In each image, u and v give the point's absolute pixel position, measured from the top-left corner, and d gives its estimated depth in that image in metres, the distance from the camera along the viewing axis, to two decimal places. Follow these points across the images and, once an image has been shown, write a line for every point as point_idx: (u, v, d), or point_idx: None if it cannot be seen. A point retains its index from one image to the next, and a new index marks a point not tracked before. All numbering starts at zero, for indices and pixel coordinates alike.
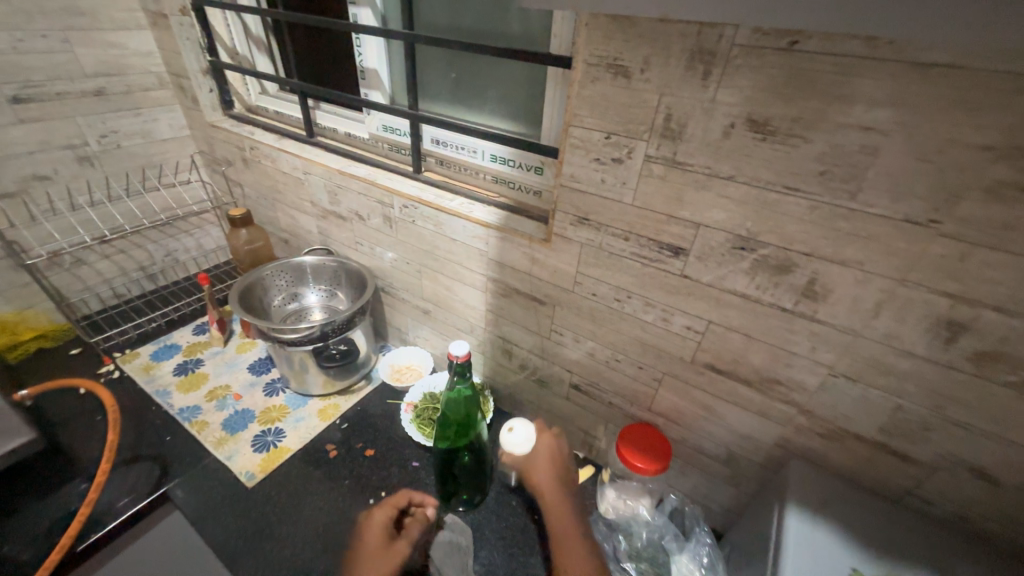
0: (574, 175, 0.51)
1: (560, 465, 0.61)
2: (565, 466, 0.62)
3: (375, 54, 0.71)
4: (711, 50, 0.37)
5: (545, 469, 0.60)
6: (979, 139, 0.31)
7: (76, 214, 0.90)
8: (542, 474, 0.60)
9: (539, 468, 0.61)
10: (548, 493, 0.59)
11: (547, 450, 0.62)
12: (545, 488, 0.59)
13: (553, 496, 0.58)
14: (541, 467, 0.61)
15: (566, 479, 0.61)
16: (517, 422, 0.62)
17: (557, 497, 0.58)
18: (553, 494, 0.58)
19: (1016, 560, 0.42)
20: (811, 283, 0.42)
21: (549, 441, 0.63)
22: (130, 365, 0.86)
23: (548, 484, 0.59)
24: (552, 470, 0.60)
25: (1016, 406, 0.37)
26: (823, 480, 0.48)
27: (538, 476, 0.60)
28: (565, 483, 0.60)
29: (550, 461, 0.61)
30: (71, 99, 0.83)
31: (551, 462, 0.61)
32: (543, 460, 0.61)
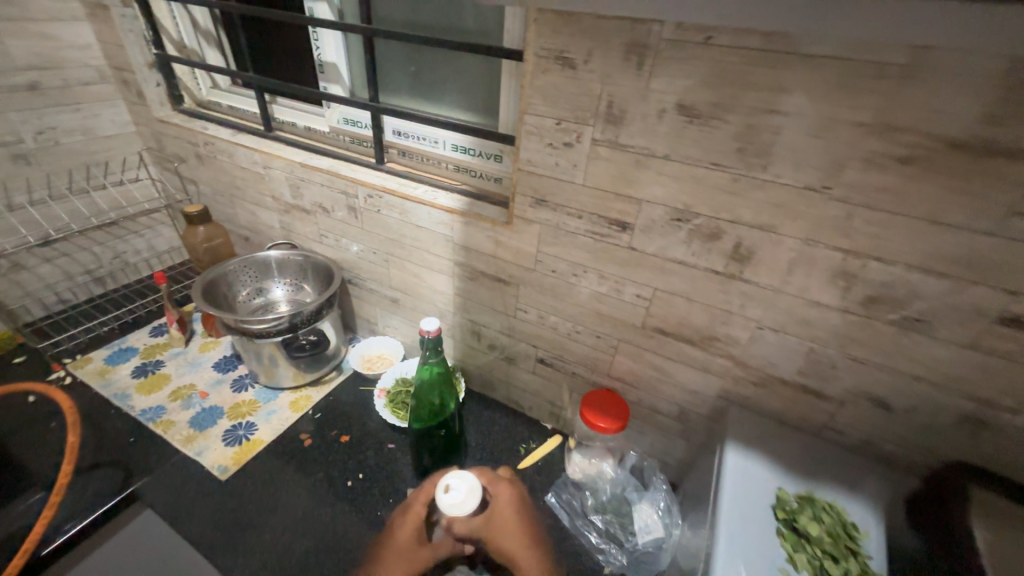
0: (530, 159, 0.55)
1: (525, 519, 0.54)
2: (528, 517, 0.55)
3: (333, 48, 0.73)
4: (644, 44, 0.42)
5: (512, 527, 0.52)
6: (857, 117, 0.38)
7: (11, 216, 0.85)
8: (510, 532, 0.52)
9: (508, 524, 0.52)
10: (518, 553, 0.51)
11: (508, 499, 0.54)
12: (518, 549, 0.51)
13: (527, 556, 0.51)
14: (509, 523, 0.52)
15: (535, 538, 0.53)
16: (454, 478, 0.49)
17: (530, 556, 0.51)
18: (529, 562, 0.50)
19: (909, 473, 0.51)
20: (737, 248, 0.48)
21: (509, 496, 0.54)
22: (83, 370, 0.83)
23: (514, 539, 0.51)
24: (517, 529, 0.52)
25: (899, 340, 0.45)
26: (757, 422, 0.55)
27: (502, 534, 0.51)
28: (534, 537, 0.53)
29: (513, 515, 0.53)
30: (1, 94, 0.78)
31: (513, 515, 0.53)
32: (508, 516, 0.52)
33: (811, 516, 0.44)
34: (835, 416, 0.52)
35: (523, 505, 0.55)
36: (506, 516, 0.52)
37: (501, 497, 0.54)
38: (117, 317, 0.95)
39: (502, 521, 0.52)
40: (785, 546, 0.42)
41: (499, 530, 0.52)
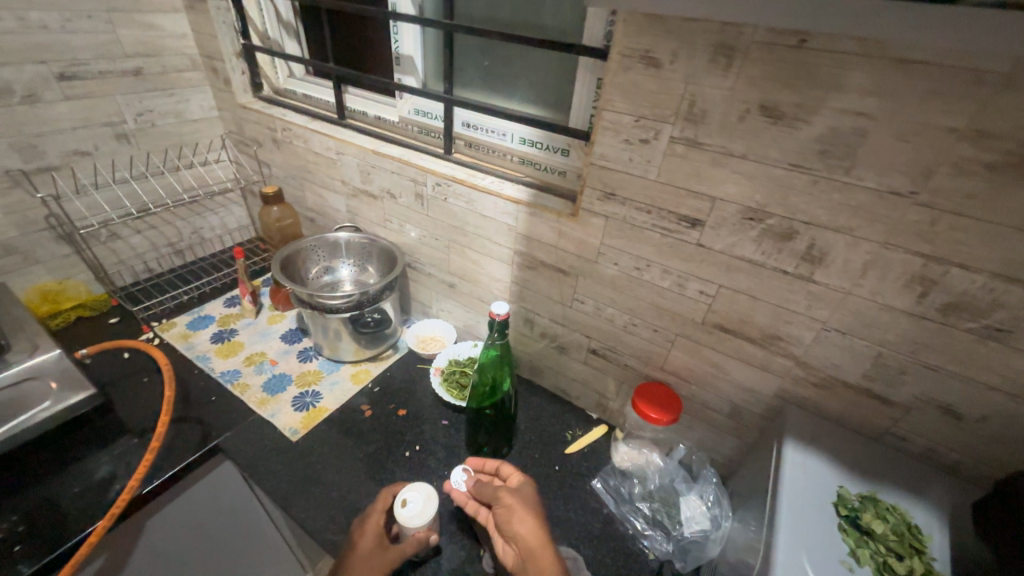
0: (604, 154, 0.57)
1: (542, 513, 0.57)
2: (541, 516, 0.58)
3: (411, 41, 0.77)
4: (732, 45, 0.43)
5: (531, 507, 0.56)
6: (949, 122, 0.38)
7: (111, 190, 0.93)
8: (529, 512, 0.55)
9: (526, 505, 0.56)
10: (533, 528, 0.53)
11: (528, 490, 0.58)
12: (533, 524, 0.53)
13: (544, 539, 0.52)
14: (527, 503, 0.56)
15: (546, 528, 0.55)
16: (410, 492, 0.60)
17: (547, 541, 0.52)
18: (542, 535, 0.52)
19: (974, 484, 0.50)
20: (810, 249, 0.49)
21: (529, 485, 0.60)
22: (168, 333, 0.91)
23: (533, 518, 0.54)
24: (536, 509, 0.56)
25: (975, 348, 0.45)
26: (814, 423, 0.56)
27: (522, 511, 0.54)
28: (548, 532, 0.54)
29: (532, 496, 0.58)
30: (111, 78, 0.86)
31: (533, 499, 0.57)
32: (528, 499, 0.57)
33: (874, 514, 0.45)
34: (898, 422, 0.52)
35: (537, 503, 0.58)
36: (528, 498, 0.57)
37: (523, 484, 0.59)
38: (196, 287, 1.03)
39: (524, 499, 0.56)
40: (848, 541, 0.43)
41: (517, 508, 0.55)
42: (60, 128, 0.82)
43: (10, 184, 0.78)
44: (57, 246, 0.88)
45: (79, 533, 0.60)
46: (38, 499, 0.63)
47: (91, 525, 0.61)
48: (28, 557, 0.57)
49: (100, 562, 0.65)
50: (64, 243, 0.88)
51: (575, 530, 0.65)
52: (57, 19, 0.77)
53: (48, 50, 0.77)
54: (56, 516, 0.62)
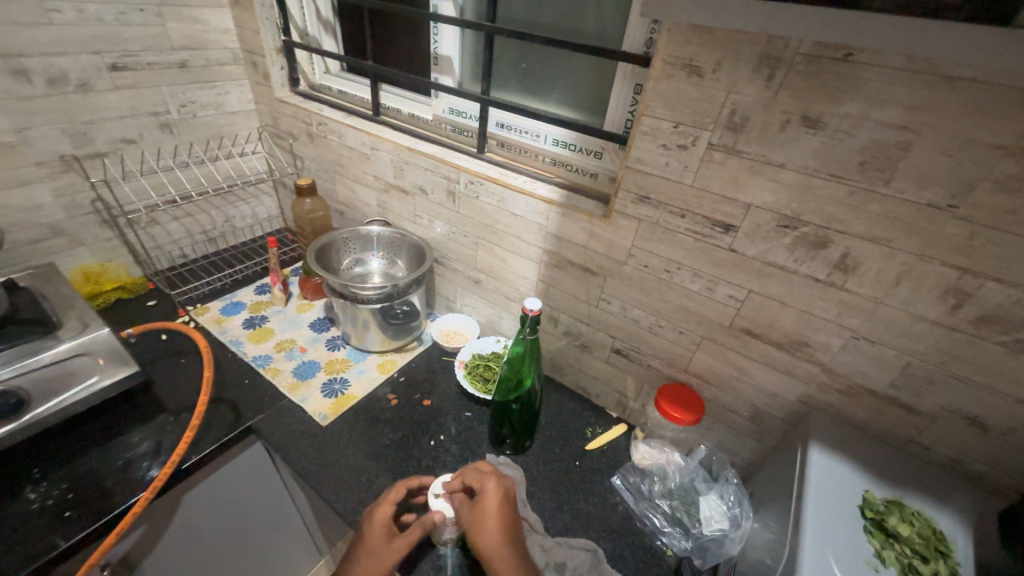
0: (641, 159, 0.58)
1: (507, 518, 0.55)
2: (515, 515, 0.56)
3: (450, 43, 0.79)
4: (778, 56, 0.45)
5: (490, 520, 0.54)
6: (993, 139, 0.39)
7: (152, 177, 0.96)
8: (485, 529, 0.54)
9: (484, 522, 0.54)
10: (491, 546, 0.52)
11: (489, 498, 0.56)
12: (490, 541, 0.53)
13: (500, 556, 0.51)
14: (486, 517, 0.55)
15: (515, 532, 0.54)
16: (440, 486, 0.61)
17: (503, 557, 0.51)
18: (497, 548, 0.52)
19: (997, 495, 0.51)
20: (843, 258, 0.50)
21: (491, 490, 0.57)
22: (203, 317, 0.94)
23: (489, 533, 0.53)
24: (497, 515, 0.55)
25: (1006, 361, 0.45)
26: (839, 429, 0.57)
27: (479, 530, 0.54)
28: (515, 538, 0.54)
29: (494, 506, 0.56)
30: (158, 70, 0.89)
31: (495, 508, 0.55)
32: (485, 513, 0.55)
33: (900, 518, 0.47)
34: (923, 431, 0.53)
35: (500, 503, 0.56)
36: (486, 511, 0.55)
37: (483, 492, 0.57)
38: (228, 274, 1.07)
39: (482, 514, 0.55)
40: (872, 542, 0.45)
41: (475, 527, 0.54)
42: (109, 116, 0.85)
43: (62, 168, 0.82)
44: (101, 230, 0.91)
45: (123, 504, 0.63)
46: (85, 469, 0.66)
47: (134, 496, 0.64)
48: (78, 522, 0.60)
49: (139, 532, 0.68)
50: (107, 227, 0.92)
51: (595, 524, 0.67)
52: (112, 11, 0.80)
53: (103, 41, 0.80)
54: (102, 486, 0.65)
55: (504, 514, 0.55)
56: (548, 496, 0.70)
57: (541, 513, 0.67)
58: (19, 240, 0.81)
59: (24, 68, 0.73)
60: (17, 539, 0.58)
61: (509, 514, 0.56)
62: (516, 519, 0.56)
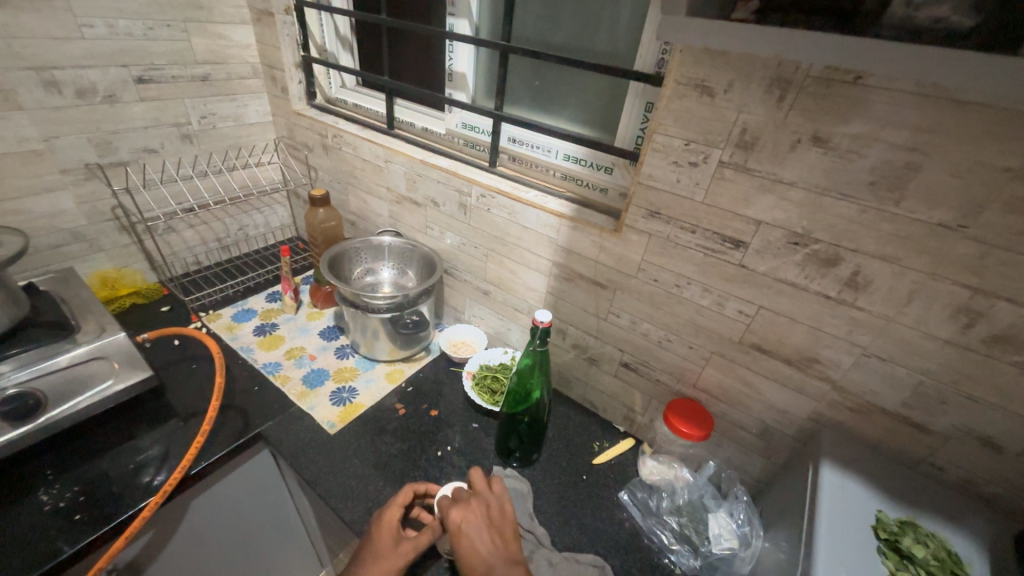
0: (652, 175, 0.59)
1: (477, 540, 0.53)
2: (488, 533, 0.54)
3: (465, 59, 0.82)
4: (788, 79, 0.46)
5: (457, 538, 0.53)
6: (1002, 162, 0.40)
7: (169, 186, 0.98)
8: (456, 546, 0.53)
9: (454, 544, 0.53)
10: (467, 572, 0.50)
11: (455, 515, 0.55)
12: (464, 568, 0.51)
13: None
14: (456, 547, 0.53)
15: (491, 549, 0.52)
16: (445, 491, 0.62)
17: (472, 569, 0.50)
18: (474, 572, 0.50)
19: (1011, 517, 0.50)
20: (854, 275, 0.50)
21: (450, 521, 0.55)
22: (215, 324, 0.96)
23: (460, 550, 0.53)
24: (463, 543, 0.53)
25: (1020, 382, 0.45)
26: (850, 447, 0.56)
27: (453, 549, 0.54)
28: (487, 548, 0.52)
29: (459, 534, 0.53)
30: (181, 82, 0.92)
31: (458, 535, 0.53)
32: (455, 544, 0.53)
33: (914, 539, 0.46)
34: (936, 451, 0.53)
35: (464, 529, 0.54)
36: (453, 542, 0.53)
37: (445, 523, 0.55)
38: (240, 282, 1.08)
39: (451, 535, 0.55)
40: (887, 564, 0.45)
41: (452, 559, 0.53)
42: (133, 126, 0.88)
43: (85, 175, 0.85)
44: (119, 236, 0.93)
45: (130, 508, 0.63)
46: (97, 472, 0.67)
47: (142, 501, 0.64)
48: (86, 527, 0.60)
49: (146, 537, 0.69)
50: (125, 233, 0.94)
51: (602, 539, 0.66)
52: (140, 27, 0.83)
53: (131, 55, 0.83)
54: (111, 490, 0.65)
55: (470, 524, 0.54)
56: (555, 510, 0.69)
57: (548, 527, 0.67)
58: (40, 245, 0.84)
59: (54, 80, 0.76)
60: (26, 542, 0.58)
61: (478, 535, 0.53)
62: (488, 527, 0.54)
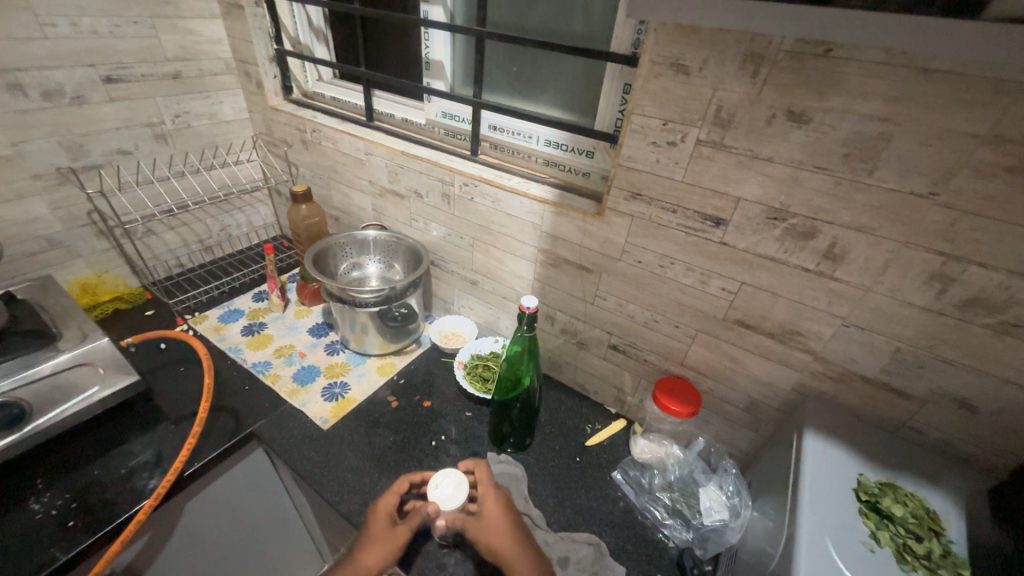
0: (632, 156, 0.60)
1: (512, 518, 0.58)
2: (515, 514, 0.60)
3: (441, 47, 0.81)
4: (761, 54, 0.46)
5: (497, 525, 0.57)
6: (970, 128, 0.40)
7: (146, 188, 0.96)
8: (494, 532, 0.56)
9: (492, 527, 0.57)
10: (503, 546, 0.55)
11: (496, 492, 0.60)
12: (501, 544, 0.56)
13: (513, 553, 0.55)
14: (494, 521, 0.57)
15: (522, 529, 0.58)
16: (443, 476, 0.59)
17: (515, 554, 0.55)
18: (512, 547, 0.55)
19: (986, 474, 0.52)
20: (831, 247, 0.51)
21: (491, 495, 0.60)
22: (201, 325, 0.95)
23: (498, 536, 0.56)
24: (502, 521, 0.57)
25: (992, 343, 0.47)
26: (831, 415, 0.58)
27: (486, 535, 0.56)
28: (523, 538, 0.57)
29: (496, 510, 0.58)
30: (152, 81, 0.90)
31: (497, 511, 0.58)
32: (492, 517, 0.58)
33: (894, 499, 0.48)
34: (915, 415, 0.54)
35: (507, 506, 0.60)
36: (491, 515, 0.58)
37: (483, 496, 0.59)
38: (225, 283, 1.07)
39: (487, 519, 0.57)
40: (868, 524, 0.46)
41: (484, 531, 0.57)
42: (105, 128, 0.86)
43: (59, 180, 0.83)
44: (97, 241, 0.92)
45: (125, 512, 0.63)
46: (89, 479, 0.66)
47: (137, 504, 0.64)
48: (80, 533, 0.60)
49: (143, 540, 0.69)
50: (103, 238, 0.92)
51: (597, 518, 0.68)
52: (106, 24, 0.80)
53: (98, 54, 0.81)
54: (104, 495, 0.65)
55: (507, 513, 0.59)
56: (550, 492, 0.70)
57: (544, 509, 0.68)
58: (16, 253, 0.82)
59: (19, 82, 0.73)
60: (21, 551, 0.58)
61: (511, 515, 0.59)
62: (519, 519, 0.59)
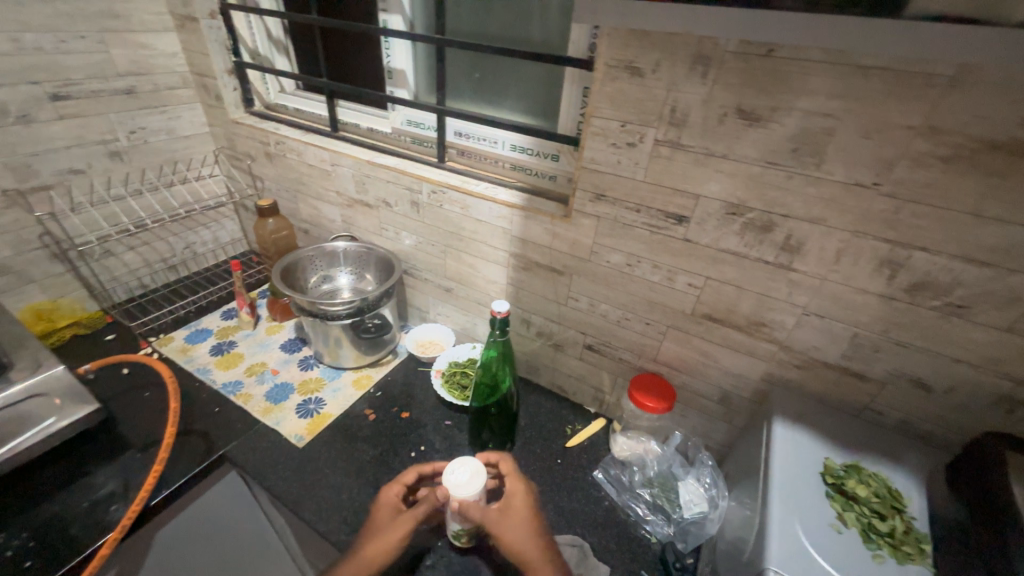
0: (594, 158, 0.60)
1: (536, 519, 0.57)
2: (539, 517, 0.58)
3: (403, 55, 0.81)
4: (710, 55, 0.47)
5: (521, 522, 0.55)
6: (905, 121, 0.42)
7: (101, 208, 0.93)
8: (518, 531, 0.55)
9: (514, 524, 0.55)
10: (524, 546, 0.53)
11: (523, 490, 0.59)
12: (523, 543, 0.54)
13: (534, 554, 0.53)
14: (517, 518, 0.56)
15: (545, 534, 0.56)
16: (457, 462, 0.56)
17: (537, 555, 0.53)
18: (534, 548, 0.53)
19: (944, 450, 0.55)
20: (788, 239, 0.53)
21: (518, 491, 0.59)
22: (167, 347, 0.92)
23: (519, 533, 0.54)
24: (526, 521, 0.56)
25: (941, 324, 0.49)
26: (797, 403, 0.60)
27: (509, 529, 0.55)
28: (546, 541, 0.55)
29: (522, 508, 0.57)
30: (104, 97, 0.87)
31: (522, 509, 0.57)
32: (516, 514, 0.56)
33: (858, 480, 0.49)
34: (876, 398, 0.56)
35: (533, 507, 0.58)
36: (517, 512, 0.57)
37: (511, 493, 0.59)
38: (190, 302, 1.03)
39: (512, 514, 0.56)
40: (835, 506, 0.47)
41: (506, 526, 0.55)
42: (54, 147, 0.83)
43: (5, 204, 0.79)
44: (51, 265, 0.88)
45: (88, 546, 0.60)
46: (48, 515, 0.63)
47: (100, 537, 0.61)
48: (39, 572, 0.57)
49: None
50: (58, 262, 0.88)
51: (580, 519, 0.68)
52: (51, 40, 0.78)
53: (42, 71, 0.78)
54: (65, 531, 0.62)
55: (532, 514, 0.57)
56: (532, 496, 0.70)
57: None
58: None
59: None
60: None
61: (535, 516, 0.57)
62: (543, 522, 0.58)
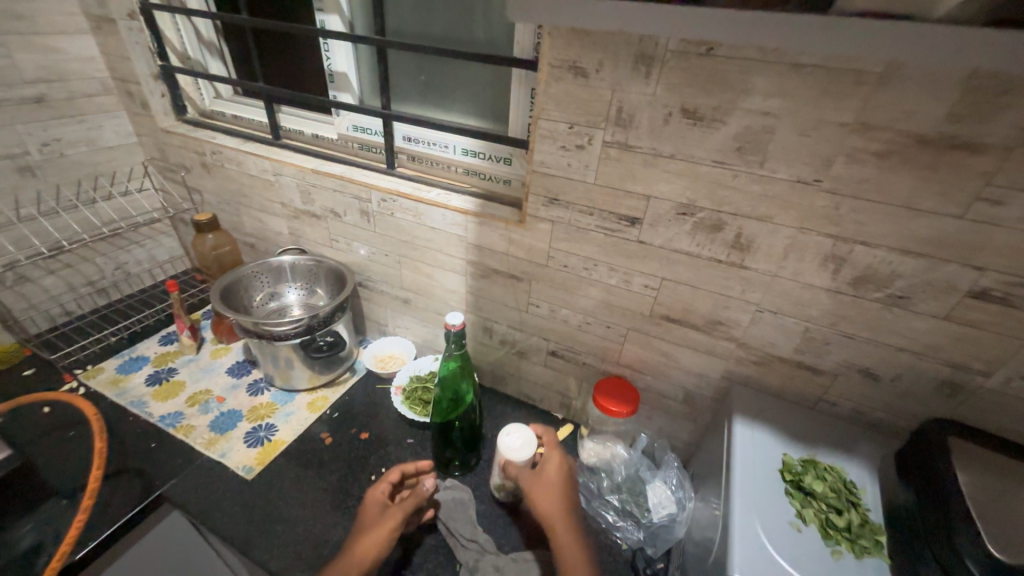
0: (544, 162, 0.59)
1: (569, 489, 0.56)
2: (573, 487, 0.57)
3: (344, 57, 0.77)
4: (651, 55, 0.47)
5: (552, 491, 0.55)
6: (839, 118, 0.43)
7: (11, 230, 0.84)
8: (546, 498, 0.54)
9: (544, 489, 0.55)
10: (552, 514, 0.53)
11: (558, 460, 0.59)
12: (551, 509, 0.53)
13: (561, 523, 0.52)
14: (549, 486, 0.56)
15: (577, 507, 0.55)
16: (513, 428, 0.63)
17: (563, 524, 0.52)
18: (562, 517, 0.52)
19: (894, 436, 0.56)
20: (738, 237, 0.53)
21: (553, 460, 0.59)
22: (95, 380, 0.83)
23: (550, 500, 0.54)
24: (559, 489, 0.55)
25: (883, 315, 0.50)
26: (755, 400, 0.60)
27: (539, 495, 0.54)
28: (575, 512, 0.54)
29: (557, 477, 0.57)
30: (8, 107, 0.78)
31: (556, 479, 0.56)
32: (548, 480, 0.56)
33: (815, 475, 0.50)
34: (829, 389, 0.57)
35: (569, 480, 0.58)
36: (550, 481, 0.56)
37: (547, 460, 0.59)
38: (123, 327, 0.95)
39: (545, 479, 0.56)
40: (794, 504, 0.47)
41: (537, 490, 0.55)
42: None
43: None
44: None
45: None
46: None
47: None
48: None
49: None
50: None
51: None
52: None
53: None
54: None
55: (566, 484, 0.57)
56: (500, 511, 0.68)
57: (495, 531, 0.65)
58: None
59: None
60: None
61: (568, 486, 0.57)
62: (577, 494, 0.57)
